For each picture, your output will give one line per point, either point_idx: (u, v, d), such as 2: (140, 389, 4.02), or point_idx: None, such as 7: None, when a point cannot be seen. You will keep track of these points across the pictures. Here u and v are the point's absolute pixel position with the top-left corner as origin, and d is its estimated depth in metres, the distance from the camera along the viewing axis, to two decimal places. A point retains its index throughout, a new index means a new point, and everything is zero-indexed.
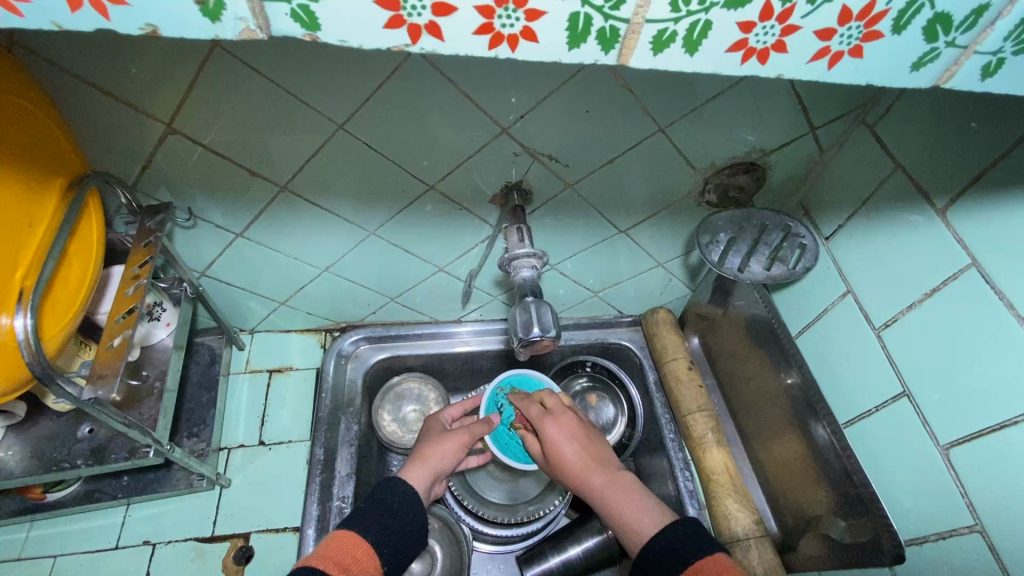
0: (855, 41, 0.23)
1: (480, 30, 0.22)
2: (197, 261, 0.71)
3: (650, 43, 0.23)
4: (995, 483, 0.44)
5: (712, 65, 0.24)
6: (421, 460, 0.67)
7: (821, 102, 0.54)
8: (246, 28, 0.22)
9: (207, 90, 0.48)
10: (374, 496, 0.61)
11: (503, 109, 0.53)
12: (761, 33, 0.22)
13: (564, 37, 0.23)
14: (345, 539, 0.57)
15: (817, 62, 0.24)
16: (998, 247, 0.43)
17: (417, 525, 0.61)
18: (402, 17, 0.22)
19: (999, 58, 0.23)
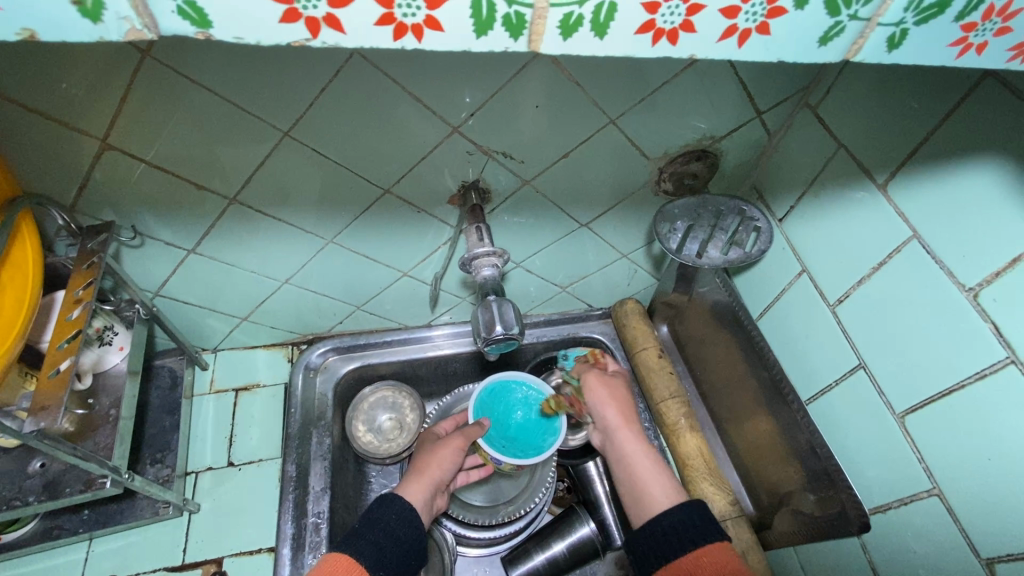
0: (761, 18, 0.23)
1: (382, 20, 0.22)
2: (149, 281, 0.68)
3: (559, 28, 0.22)
4: (946, 446, 0.45)
5: (624, 47, 0.24)
6: (419, 469, 0.67)
7: (765, 88, 0.55)
8: (133, 28, 0.21)
9: (145, 102, 0.47)
10: (368, 515, 0.60)
11: (451, 108, 0.52)
12: (668, 12, 0.22)
13: (470, 24, 0.22)
14: (340, 562, 0.55)
15: (727, 40, 0.24)
16: (934, 219, 0.45)
17: (411, 541, 0.60)
18: (297, 10, 0.21)
19: (902, 29, 0.23)
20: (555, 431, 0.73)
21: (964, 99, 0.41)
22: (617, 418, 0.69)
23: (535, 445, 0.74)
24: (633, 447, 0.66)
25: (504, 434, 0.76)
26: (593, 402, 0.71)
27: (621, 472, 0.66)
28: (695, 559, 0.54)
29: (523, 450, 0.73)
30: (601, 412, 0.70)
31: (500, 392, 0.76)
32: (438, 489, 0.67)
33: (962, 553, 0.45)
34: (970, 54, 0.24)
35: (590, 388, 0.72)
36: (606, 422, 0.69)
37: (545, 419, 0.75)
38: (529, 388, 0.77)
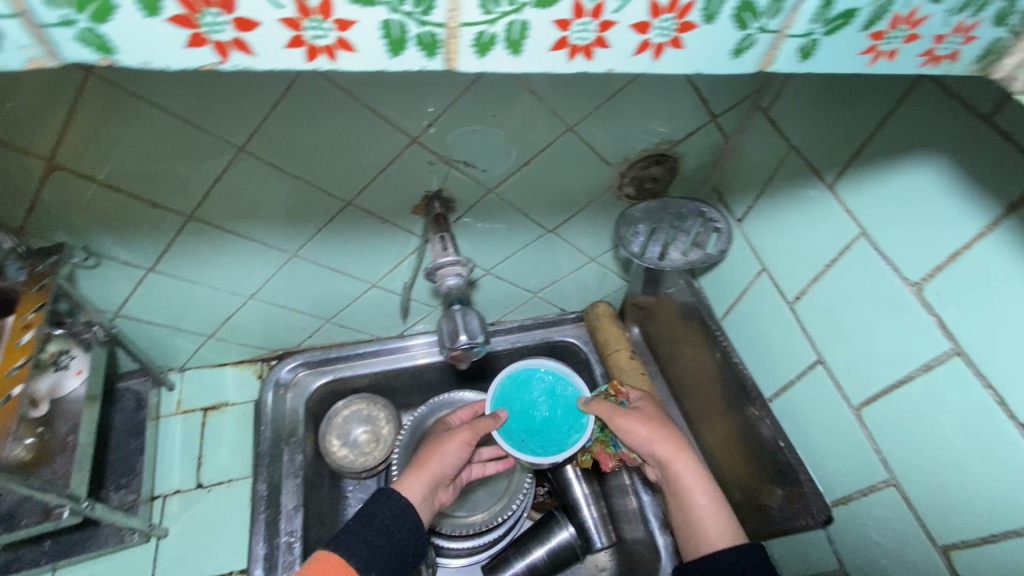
0: (672, 32, 0.23)
1: (291, 43, 0.21)
2: (106, 301, 0.66)
3: (473, 46, 0.23)
4: (899, 436, 0.47)
5: (541, 64, 0.24)
6: (419, 462, 0.66)
7: (718, 92, 0.56)
8: (32, 58, 0.20)
9: (91, 121, 0.46)
10: (362, 508, 0.59)
11: (408, 118, 0.52)
12: (580, 29, 0.23)
13: (382, 44, 0.22)
14: (329, 561, 0.54)
15: (642, 55, 0.24)
16: (878, 216, 0.46)
17: (405, 538, 0.59)
18: (202, 34, 0.20)
19: (813, 40, 0.24)
20: (580, 429, 0.71)
21: (900, 100, 0.43)
22: (670, 454, 0.62)
23: (558, 442, 0.72)
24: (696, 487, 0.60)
25: (526, 427, 0.74)
26: (632, 438, 0.64)
27: (682, 514, 0.60)
28: None
29: (544, 447, 0.71)
30: (644, 447, 0.63)
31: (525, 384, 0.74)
32: (438, 483, 0.65)
33: (919, 540, 0.46)
34: (881, 61, 0.25)
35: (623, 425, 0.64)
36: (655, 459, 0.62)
37: (570, 414, 0.73)
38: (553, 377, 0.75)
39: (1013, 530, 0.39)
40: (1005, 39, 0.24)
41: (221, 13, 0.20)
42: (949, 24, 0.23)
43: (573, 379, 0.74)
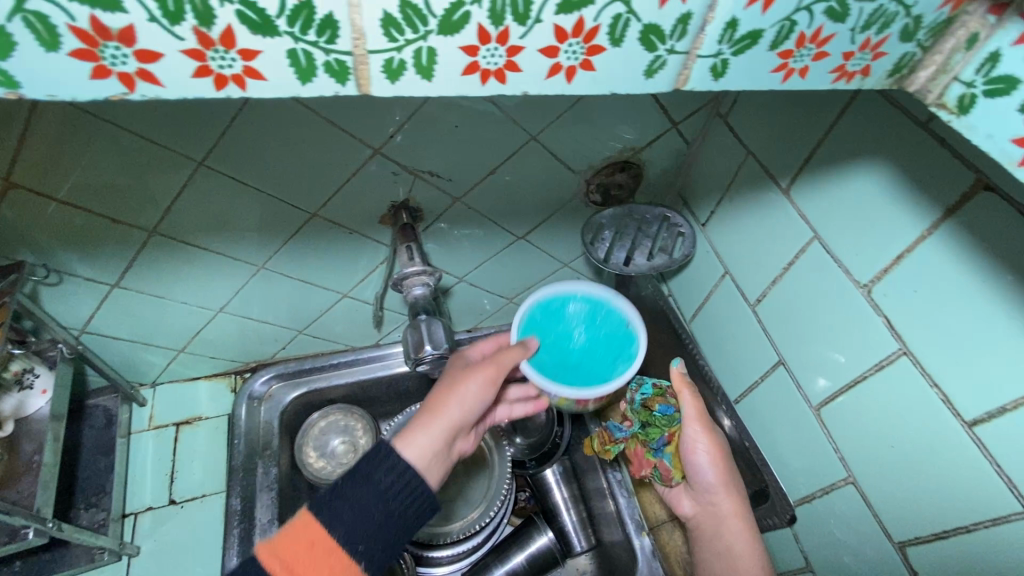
0: (581, 56, 0.24)
1: (198, 73, 0.21)
2: (73, 319, 0.65)
3: (383, 72, 0.23)
4: (855, 436, 0.48)
5: (454, 88, 0.24)
6: (432, 405, 0.54)
7: (676, 101, 0.57)
8: None
9: (43, 142, 0.45)
10: (357, 467, 0.49)
11: (370, 130, 0.52)
12: (488, 55, 0.23)
13: (291, 72, 0.22)
14: (311, 530, 0.46)
15: (555, 77, 0.25)
16: (829, 221, 0.47)
17: (406, 508, 0.49)
18: (106, 67, 0.21)
19: (722, 60, 0.25)
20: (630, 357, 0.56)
21: (844, 110, 0.44)
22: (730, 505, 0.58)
23: (603, 375, 0.56)
24: (743, 547, 0.56)
25: (561, 361, 0.57)
26: (697, 465, 0.59)
27: (715, 553, 0.58)
28: None
29: (584, 379, 0.55)
30: (704, 478, 0.59)
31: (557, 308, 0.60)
32: (454, 430, 0.54)
33: (876, 536, 0.47)
34: (794, 78, 0.26)
35: (695, 443, 0.59)
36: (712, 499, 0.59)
37: (615, 343, 0.58)
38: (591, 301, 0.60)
39: (961, 525, 0.40)
40: (914, 54, 0.25)
41: (123, 46, 0.20)
42: (856, 41, 0.24)
43: (616, 303, 0.60)
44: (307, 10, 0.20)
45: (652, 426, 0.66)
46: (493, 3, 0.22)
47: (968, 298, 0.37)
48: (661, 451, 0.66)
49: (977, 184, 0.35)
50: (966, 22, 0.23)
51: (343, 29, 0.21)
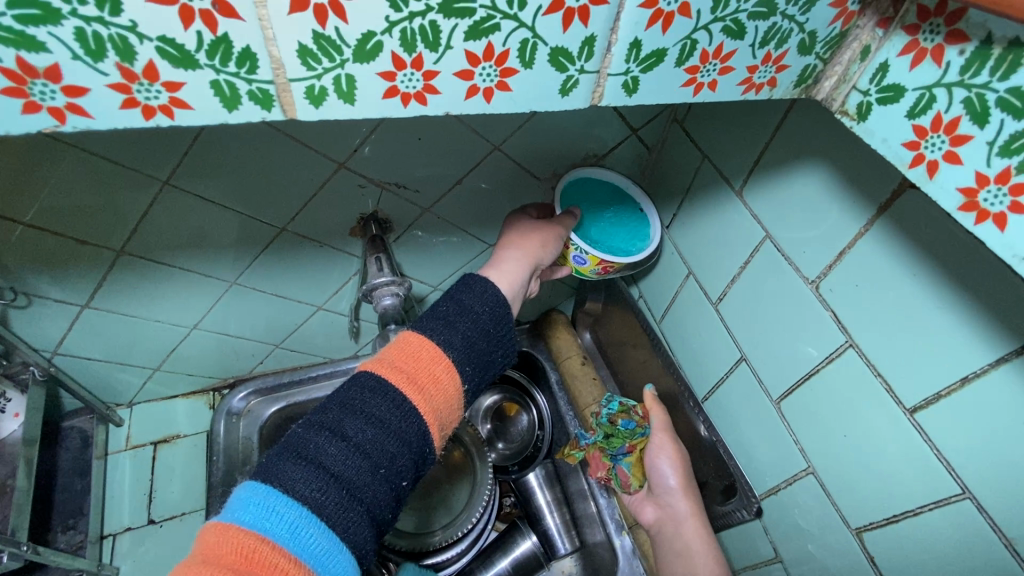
0: (495, 78, 0.26)
1: (125, 104, 0.23)
2: (43, 341, 0.65)
3: (306, 98, 0.25)
4: (811, 427, 0.49)
5: (376, 110, 0.26)
6: (521, 244, 0.55)
7: (634, 109, 0.59)
8: None
9: (5, 167, 0.46)
10: (456, 295, 0.48)
11: (335, 146, 0.53)
12: (406, 80, 0.25)
13: (216, 101, 0.24)
14: (422, 347, 0.44)
15: (473, 98, 0.27)
16: (779, 221, 0.49)
17: (503, 340, 0.49)
18: (35, 101, 0.21)
19: (632, 77, 0.28)
20: (647, 236, 0.64)
21: (787, 115, 0.45)
22: (687, 508, 0.63)
23: (626, 248, 0.63)
24: (698, 544, 0.61)
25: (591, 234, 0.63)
26: (660, 471, 0.66)
27: (675, 556, 0.62)
28: None
29: (611, 250, 0.62)
30: (667, 485, 0.65)
31: (584, 188, 0.65)
32: (537, 271, 0.56)
33: (836, 524, 0.49)
34: (704, 90, 0.30)
35: (660, 451, 0.66)
36: (673, 506, 0.64)
37: (633, 223, 0.65)
38: (612, 185, 0.66)
39: (910, 509, 0.42)
40: (815, 65, 0.30)
41: (50, 82, 0.21)
42: (758, 56, 0.29)
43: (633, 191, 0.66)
44: (225, 44, 0.22)
45: (615, 437, 0.72)
46: (404, 33, 0.23)
47: (904, 290, 0.39)
48: (622, 458, 0.71)
49: (904, 182, 0.37)
50: (858, 35, 0.28)
51: (262, 60, 0.23)
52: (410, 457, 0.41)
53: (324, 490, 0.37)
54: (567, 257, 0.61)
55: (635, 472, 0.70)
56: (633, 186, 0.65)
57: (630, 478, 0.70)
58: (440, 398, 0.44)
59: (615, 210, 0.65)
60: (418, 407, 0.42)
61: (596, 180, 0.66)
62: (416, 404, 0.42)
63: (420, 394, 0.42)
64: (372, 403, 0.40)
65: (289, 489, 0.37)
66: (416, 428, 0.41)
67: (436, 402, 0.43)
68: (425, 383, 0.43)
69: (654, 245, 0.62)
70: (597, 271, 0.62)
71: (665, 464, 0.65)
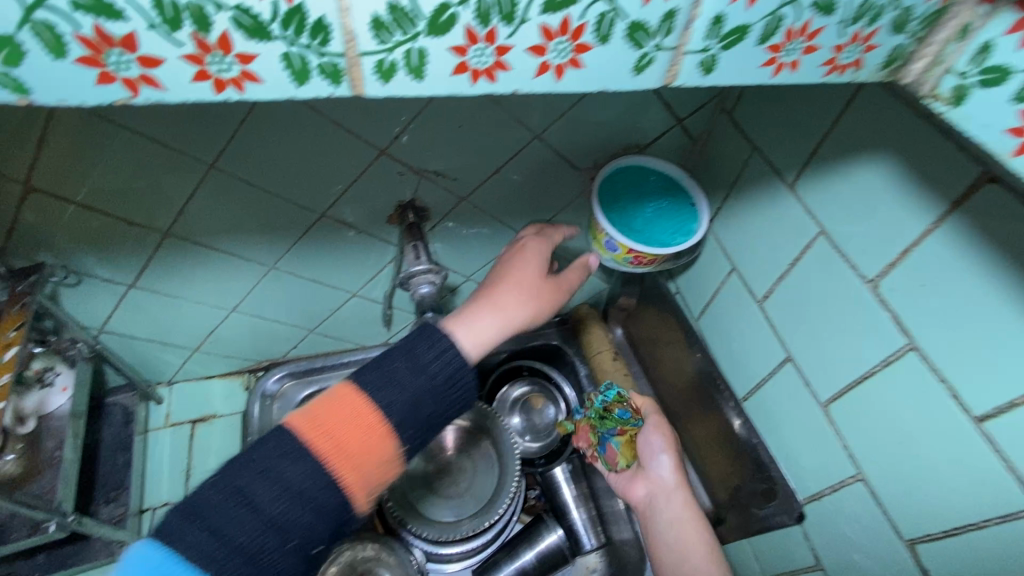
0: (569, 54, 0.25)
1: (196, 77, 0.22)
2: (90, 318, 0.66)
3: (375, 73, 0.24)
4: (864, 432, 0.47)
5: (445, 87, 0.25)
6: (503, 306, 0.51)
7: (680, 96, 0.57)
8: None
9: (61, 145, 0.47)
10: (409, 350, 0.46)
11: (375, 132, 0.53)
12: (478, 55, 0.24)
13: (285, 75, 0.23)
14: (355, 411, 0.43)
15: (544, 76, 0.26)
16: (837, 216, 0.47)
17: (455, 402, 0.47)
18: (110, 72, 0.21)
19: (711, 55, 0.27)
20: (691, 232, 0.60)
21: (848, 105, 0.43)
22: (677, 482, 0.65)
23: (665, 240, 0.60)
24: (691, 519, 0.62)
25: (628, 223, 0.61)
26: (650, 446, 0.67)
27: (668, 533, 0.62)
28: None
29: (647, 241, 0.59)
30: (660, 461, 0.67)
31: (633, 177, 0.63)
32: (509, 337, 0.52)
33: (887, 535, 0.47)
34: (785, 71, 0.28)
35: (653, 428, 0.68)
36: (665, 479, 0.65)
37: (679, 216, 0.62)
38: (664, 176, 0.63)
39: (972, 522, 0.40)
40: (906, 45, 0.28)
41: (125, 51, 0.21)
42: (845, 35, 0.27)
43: (687, 183, 0.63)
44: (300, 14, 0.21)
45: (608, 419, 0.69)
46: (480, 4, 0.23)
47: (976, 291, 0.37)
48: (611, 437, 0.68)
49: (983, 176, 0.35)
50: (958, 12, 0.25)
51: (334, 32, 0.22)
52: (329, 525, 0.42)
53: (225, 559, 0.39)
54: (600, 243, 0.60)
55: (625, 452, 0.67)
56: (688, 178, 0.62)
57: (618, 457, 0.67)
58: (372, 466, 0.44)
59: (664, 201, 0.62)
60: (344, 479, 0.42)
61: (649, 168, 0.63)
62: (341, 476, 0.42)
63: (348, 464, 0.42)
64: (290, 474, 0.41)
65: (189, 557, 0.39)
66: (336, 498, 0.42)
67: (366, 472, 0.43)
68: (354, 453, 0.43)
69: (695, 240, 0.59)
70: (628, 261, 0.60)
71: (655, 439, 0.67)
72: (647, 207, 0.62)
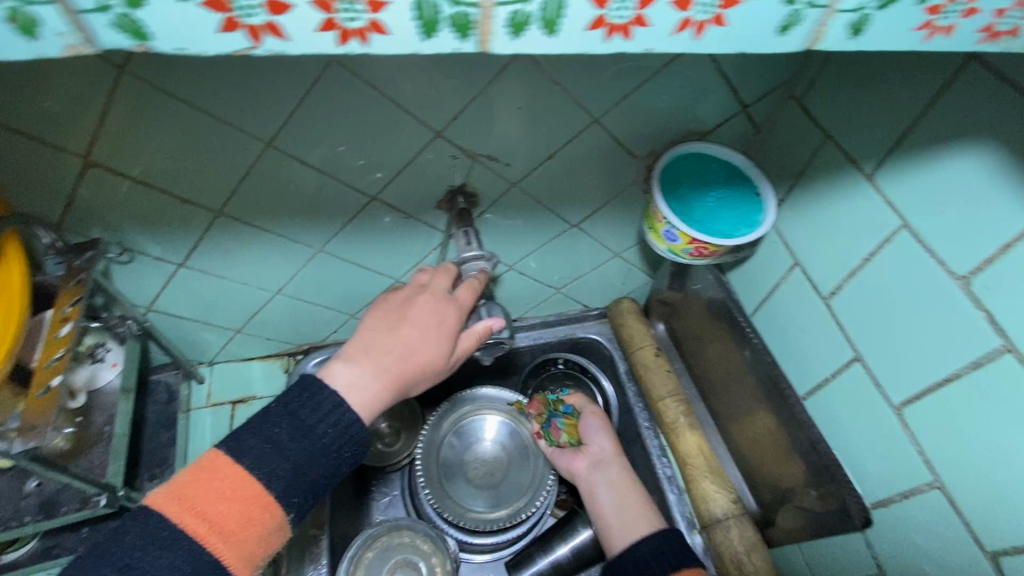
0: (714, 9, 0.24)
1: (324, 25, 0.22)
2: (140, 296, 0.67)
3: (507, 27, 0.23)
4: (947, 438, 0.45)
5: (576, 43, 0.24)
6: (385, 369, 0.49)
7: (748, 81, 0.54)
8: (71, 44, 0.22)
9: (121, 119, 0.46)
10: (292, 411, 0.45)
11: (433, 112, 0.52)
12: (617, 8, 0.23)
13: (415, 25, 0.23)
14: (229, 484, 0.42)
15: (682, 33, 0.25)
16: (923, 209, 0.44)
17: (344, 461, 0.46)
18: (237, 19, 0.22)
19: (865, 15, 0.25)
20: (756, 223, 0.58)
21: (941, 92, 0.41)
22: (615, 467, 0.71)
23: (729, 231, 0.57)
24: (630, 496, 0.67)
25: (689, 213, 0.59)
26: (589, 426, 0.76)
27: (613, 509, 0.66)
28: None
29: (711, 231, 0.57)
30: (596, 439, 0.75)
31: (693, 164, 0.60)
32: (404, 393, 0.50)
33: (967, 546, 0.45)
34: (939, 37, 0.26)
35: (590, 414, 0.77)
36: (602, 450, 0.73)
37: (742, 207, 0.59)
38: (726, 164, 0.61)
39: None
40: None
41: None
42: None
43: (750, 172, 0.60)
44: None
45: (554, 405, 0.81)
46: None
47: None
48: (558, 418, 0.79)
49: None
50: None
51: None
52: None
53: None
54: (659, 233, 0.58)
55: (569, 430, 0.77)
56: (752, 166, 0.59)
57: (562, 432, 0.78)
58: (252, 541, 0.42)
59: (725, 189, 0.60)
60: (220, 562, 0.40)
61: (709, 155, 0.61)
62: (221, 555, 0.41)
63: (225, 546, 0.41)
64: (157, 561, 0.39)
65: None
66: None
67: (246, 550, 0.42)
68: (232, 531, 0.41)
69: (761, 232, 0.56)
70: (689, 252, 0.58)
71: (590, 422, 0.76)
72: (708, 196, 0.60)
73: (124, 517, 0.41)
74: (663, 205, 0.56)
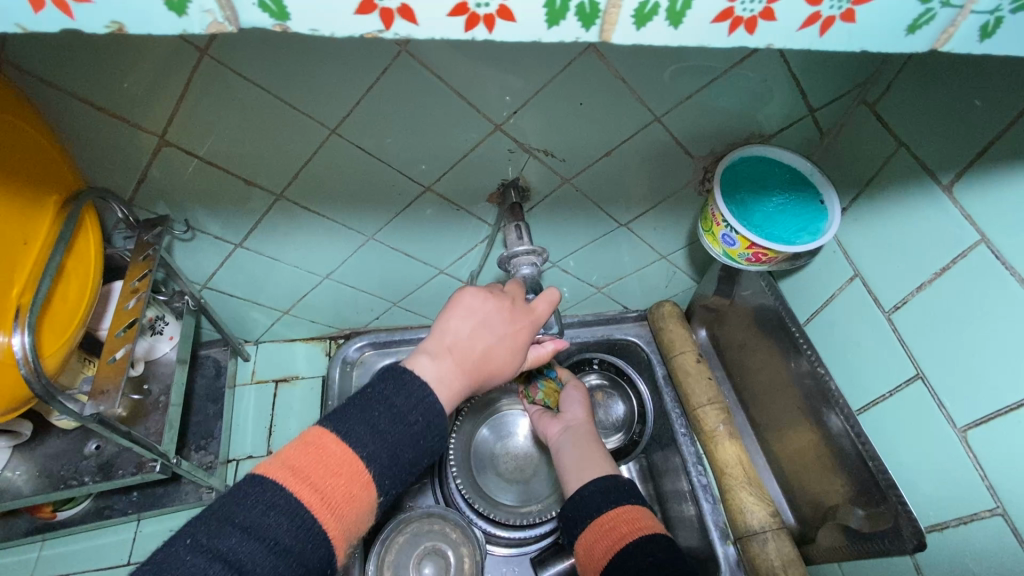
0: (846, 5, 0.24)
1: (456, 10, 0.23)
2: (197, 272, 0.70)
3: (633, 18, 0.24)
4: (1014, 464, 0.43)
5: (699, 35, 0.25)
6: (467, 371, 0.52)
7: (820, 84, 0.53)
8: (214, 21, 0.23)
9: (197, 101, 0.48)
10: (388, 398, 0.47)
11: (494, 104, 0.52)
12: (747, 1, 0.24)
13: (543, 14, 0.24)
14: (337, 460, 0.44)
15: (808, 28, 0.25)
16: (1005, 224, 0.43)
17: (432, 449, 0.48)
18: (375, 2, 0.23)
19: (997, 18, 0.24)
20: (819, 231, 0.56)
21: None
22: (585, 431, 0.69)
23: (790, 238, 0.57)
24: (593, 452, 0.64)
25: (750, 218, 0.58)
26: (569, 397, 0.74)
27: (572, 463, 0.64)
28: (614, 516, 0.55)
29: (771, 236, 0.56)
30: (571, 409, 0.73)
31: (757, 168, 0.59)
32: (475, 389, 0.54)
33: None
34: None
35: (573, 386, 0.75)
36: (575, 417, 0.71)
37: (804, 214, 0.58)
38: (790, 169, 0.59)
39: None
40: None
41: None
42: None
43: (816, 179, 0.58)
44: None
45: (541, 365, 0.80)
46: None
47: None
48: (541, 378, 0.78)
49: None
50: None
51: None
52: None
53: None
54: (716, 235, 0.58)
55: (549, 393, 0.76)
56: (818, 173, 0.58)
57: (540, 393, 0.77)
58: (353, 516, 0.43)
59: (788, 195, 0.59)
60: (327, 533, 0.41)
61: (774, 160, 0.59)
62: (329, 528, 0.42)
63: (332, 519, 0.42)
64: (276, 529, 0.40)
65: None
66: (322, 552, 0.41)
67: (348, 525, 0.43)
68: (338, 504, 0.42)
69: (824, 241, 0.55)
70: (746, 257, 0.57)
71: (570, 393, 0.74)
72: (771, 203, 0.59)
73: (238, 485, 0.42)
74: (723, 207, 0.56)
